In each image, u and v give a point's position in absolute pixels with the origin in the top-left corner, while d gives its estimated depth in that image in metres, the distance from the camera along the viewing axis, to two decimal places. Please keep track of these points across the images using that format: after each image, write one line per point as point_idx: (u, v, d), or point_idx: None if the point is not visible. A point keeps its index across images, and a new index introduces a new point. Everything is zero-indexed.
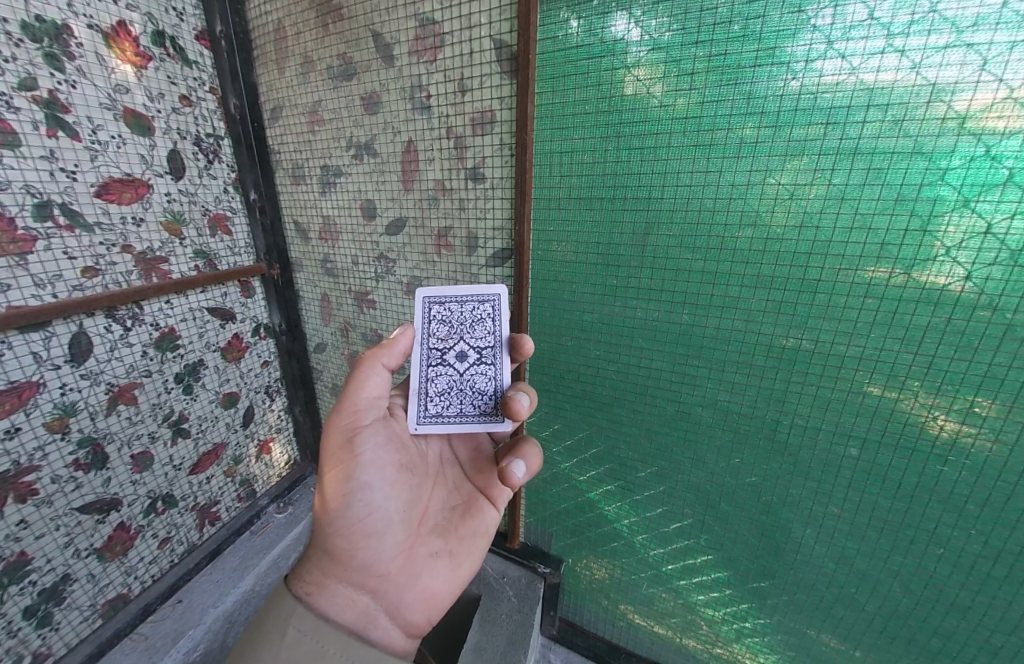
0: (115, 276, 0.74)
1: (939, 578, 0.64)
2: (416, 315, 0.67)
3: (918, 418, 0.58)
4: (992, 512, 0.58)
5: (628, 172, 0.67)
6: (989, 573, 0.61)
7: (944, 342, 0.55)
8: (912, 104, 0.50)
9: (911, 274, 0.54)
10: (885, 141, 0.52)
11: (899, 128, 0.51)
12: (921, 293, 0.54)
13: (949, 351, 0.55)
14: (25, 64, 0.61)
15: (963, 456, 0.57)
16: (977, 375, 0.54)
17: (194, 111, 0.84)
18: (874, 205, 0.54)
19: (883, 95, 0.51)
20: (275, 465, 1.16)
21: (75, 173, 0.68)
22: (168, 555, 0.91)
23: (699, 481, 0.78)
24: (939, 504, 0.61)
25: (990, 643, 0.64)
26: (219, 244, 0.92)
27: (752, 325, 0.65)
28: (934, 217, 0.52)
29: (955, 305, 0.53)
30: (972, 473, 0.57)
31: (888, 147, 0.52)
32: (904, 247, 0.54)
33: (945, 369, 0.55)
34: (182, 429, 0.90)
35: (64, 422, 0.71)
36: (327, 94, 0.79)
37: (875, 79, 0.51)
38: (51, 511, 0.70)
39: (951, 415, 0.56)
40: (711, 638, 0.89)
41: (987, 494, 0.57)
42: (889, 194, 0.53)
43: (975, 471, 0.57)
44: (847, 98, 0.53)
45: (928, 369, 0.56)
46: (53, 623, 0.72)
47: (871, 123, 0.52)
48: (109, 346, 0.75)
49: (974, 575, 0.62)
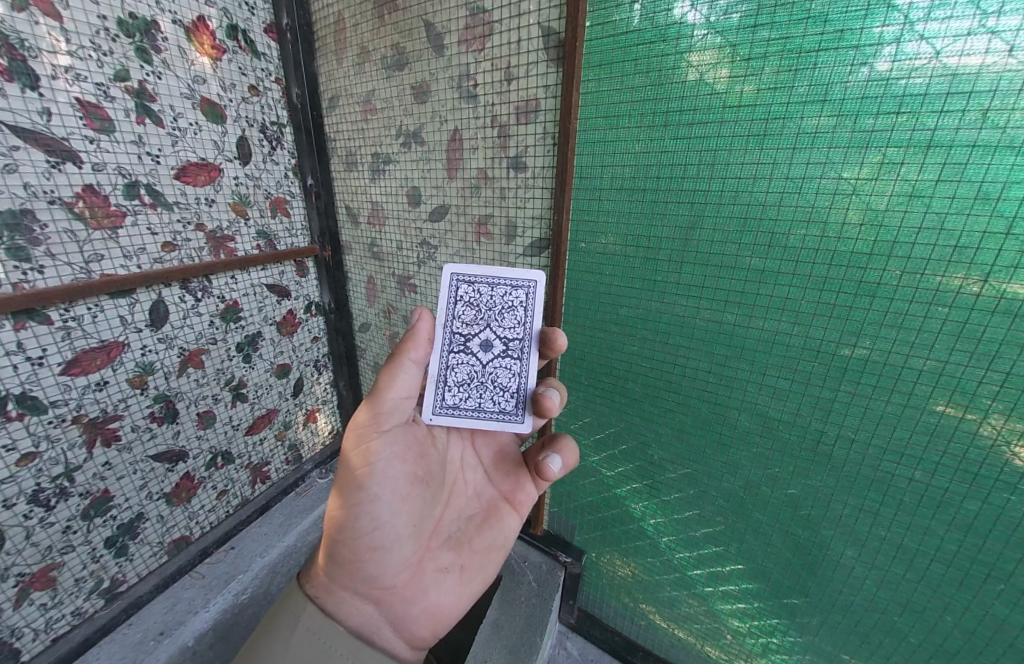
0: (189, 252, 0.82)
1: (1000, 617, 0.58)
2: (441, 299, 0.68)
3: (990, 441, 0.52)
4: None
5: (675, 165, 0.64)
6: None
7: None
8: (1004, 90, 0.44)
9: (987, 281, 0.49)
10: (962, 133, 0.47)
11: (986, 118, 0.45)
12: (1010, 303, 0.48)
13: None
14: (119, 58, 0.68)
15: None
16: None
17: (260, 101, 0.90)
18: (948, 204, 0.49)
19: (971, 83, 0.45)
20: (320, 433, 1.24)
21: (159, 157, 0.75)
22: (224, 506, 1.00)
23: (732, 488, 0.75)
24: (1003, 538, 0.55)
25: None
26: (278, 226, 0.99)
27: (800, 327, 0.61)
28: None
29: None
30: None
31: (970, 139, 0.47)
32: (983, 250, 0.48)
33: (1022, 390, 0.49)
34: (240, 393, 0.98)
35: (143, 380, 0.80)
36: (380, 84, 0.82)
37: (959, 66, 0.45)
38: (130, 456, 0.80)
39: None
40: (734, 648, 0.86)
41: None
42: (967, 192, 0.48)
43: None
44: (926, 85, 0.47)
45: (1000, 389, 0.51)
46: (128, 553, 0.83)
47: (955, 112, 0.46)
48: (182, 314, 0.83)
49: None
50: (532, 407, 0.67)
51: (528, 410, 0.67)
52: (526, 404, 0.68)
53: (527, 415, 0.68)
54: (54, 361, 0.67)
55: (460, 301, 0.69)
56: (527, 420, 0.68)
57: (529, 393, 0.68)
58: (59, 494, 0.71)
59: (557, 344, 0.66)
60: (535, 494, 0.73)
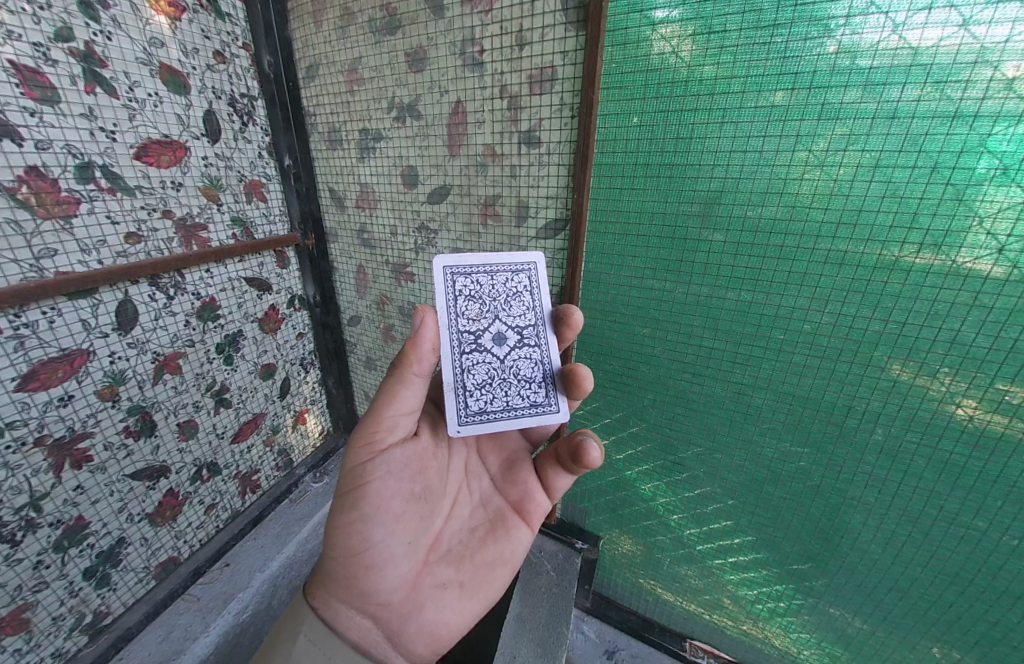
0: (157, 243, 0.73)
1: (1008, 576, 0.60)
2: (438, 300, 0.63)
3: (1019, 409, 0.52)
4: None
5: (685, 135, 0.60)
6: None
7: None
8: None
9: (1001, 253, 0.48)
10: (988, 104, 0.45)
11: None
12: None
13: None
14: (60, 13, 0.57)
15: None
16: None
17: (228, 69, 0.80)
18: (982, 183, 0.47)
19: (1001, 53, 0.43)
20: (310, 435, 1.17)
21: (115, 133, 0.65)
22: (214, 520, 0.93)
23: (747, 466, 0.75)
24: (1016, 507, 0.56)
25: None
26: (255, 211, 0.90)
27: (828, 307, 0.59)
28: None
29: None
30: None
31: (1015, 113, 0.44)
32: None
33: None
34: (224, 398, 0.90)
35: (114, 391, 0.71)
36: (368, 50, 0.74)
37: (1002, 32, 0.42)
38: (105, 477, 0.72)
39: None
40: (741, 616, 0.88)
41: None
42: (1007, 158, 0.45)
43: None
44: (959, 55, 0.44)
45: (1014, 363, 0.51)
46: (111, 583, 0.75)
47: (989, 84, 0.44)
48: (154, 315, 0.75)
49: None
50: (564, 391, 0.64)
51: (558, 394, 0.65)
52: (555, 389, 0.65)
53: (561, 403, 0.65)
54: (7, 376, 0.58)
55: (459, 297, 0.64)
56: (564, 408, 0.65)
57: (556, 373, 0.65)
58: (26, 526, 0.63)
59: (573, 320, 0.64)
60: (549, 505, 0.68)
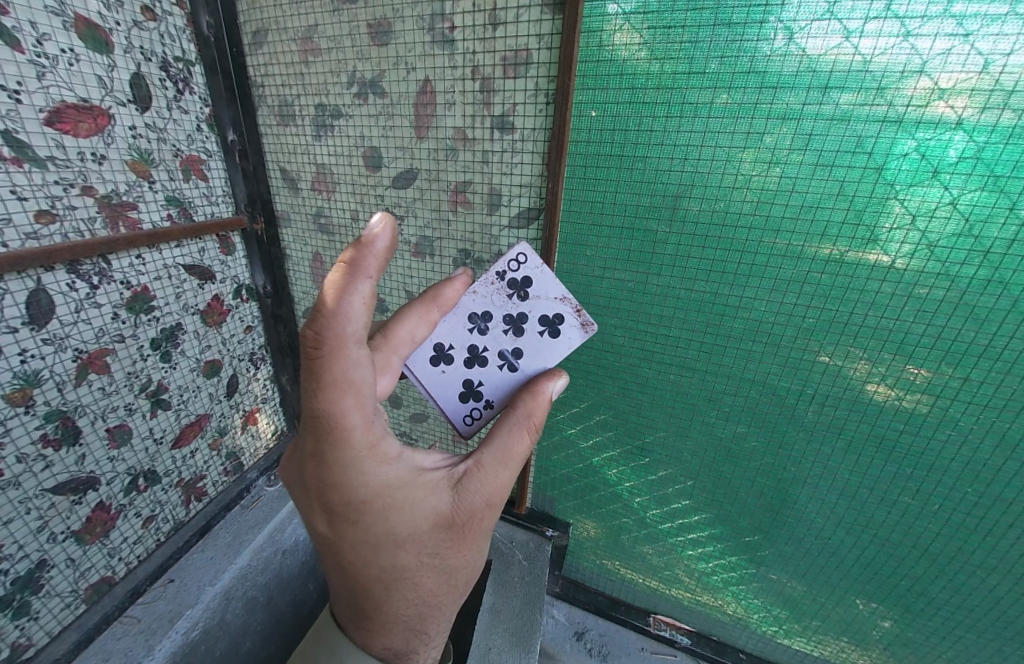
0: (76, 224, 0.64)
1: (930, 534, 0.68)
2: (563, 351, 0.56)
3: (938, 390, 0.59)
4: (996, 479, 0.60)
5: (652, 128, 0.62)
6: (974, 533, 0.65)
7: (981, 321, 0.54)
8: (996, 72, 0.45)
9: (932, 249, 0.53)
10: (927, 111, 0.49)
11: (963, 98, 0.47)
12: (970, 273, 0.53)
13: (990, 326, 0.54)
14: None
15: (971, 424, 0.59)
16: (998, 350, 0.54)
17: (159, 28, 0.71)
18: (919, 187, 0.51)
19: (936, 65, 0.47)
20: (261, 436, 1.10)
21: (19, 93, 0.55)
22: (153, 534, 0.85)
23: (705, 449, 0.79)
24: (935, 472, 0.63)
25: (966, 585, 0.69)
26: (193, 191, 0.81)
27: (780, 300, 0.63)
28: (1004, 191, 0.48)
29: (1005, 282, 0.51)
30: (980, 444, 0.59)
31: (949, 122, 0.48)
32: (947, 219, 0.52)
33: (961, 347, 0.56)
34: (161, 399, 0.82)
35: (28, 394, 0.62)
36: (323, 18, 0.69)
37: (944, 45, 0.46)
38: (20, 493, 0.63)
39: (960, 391, 0.58)
40: (698, 587, 0.95)
41: (997, 462, 0.59)
42: (944, 160, 0.50)
43: (991, 441, 0.58)
44: (905, 65, 0.48)
45: (951, 342, 0.56)
46: (30, 612, 0.67)
47: (929, 94, 0.48)
48: (74, 307, 0.65)
49: (960, 533, 0.66)
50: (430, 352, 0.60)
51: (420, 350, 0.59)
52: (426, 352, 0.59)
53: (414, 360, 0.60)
54: None
55: (550, 334, 0.57)
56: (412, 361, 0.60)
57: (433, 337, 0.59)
58: None
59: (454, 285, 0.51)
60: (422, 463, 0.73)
